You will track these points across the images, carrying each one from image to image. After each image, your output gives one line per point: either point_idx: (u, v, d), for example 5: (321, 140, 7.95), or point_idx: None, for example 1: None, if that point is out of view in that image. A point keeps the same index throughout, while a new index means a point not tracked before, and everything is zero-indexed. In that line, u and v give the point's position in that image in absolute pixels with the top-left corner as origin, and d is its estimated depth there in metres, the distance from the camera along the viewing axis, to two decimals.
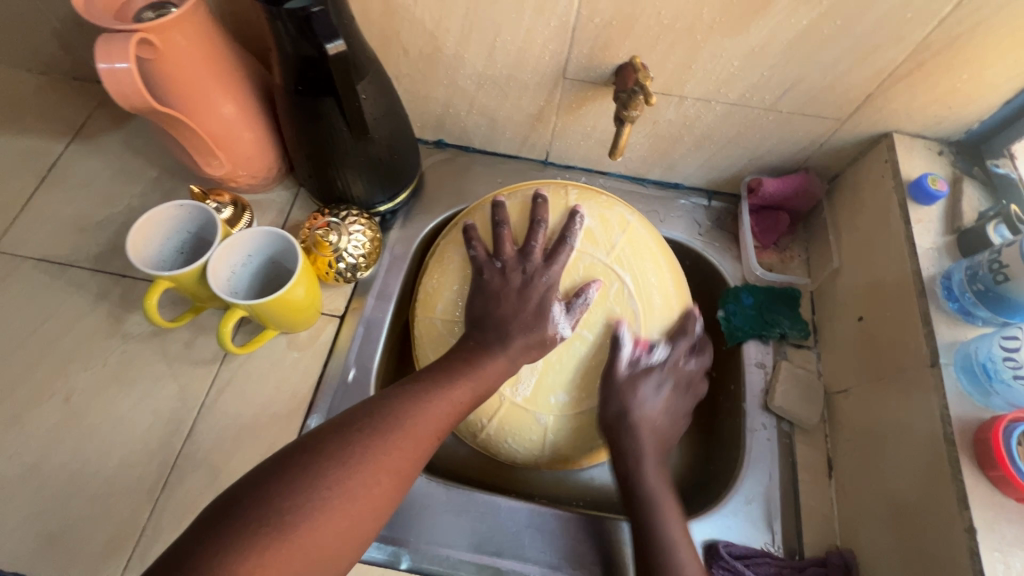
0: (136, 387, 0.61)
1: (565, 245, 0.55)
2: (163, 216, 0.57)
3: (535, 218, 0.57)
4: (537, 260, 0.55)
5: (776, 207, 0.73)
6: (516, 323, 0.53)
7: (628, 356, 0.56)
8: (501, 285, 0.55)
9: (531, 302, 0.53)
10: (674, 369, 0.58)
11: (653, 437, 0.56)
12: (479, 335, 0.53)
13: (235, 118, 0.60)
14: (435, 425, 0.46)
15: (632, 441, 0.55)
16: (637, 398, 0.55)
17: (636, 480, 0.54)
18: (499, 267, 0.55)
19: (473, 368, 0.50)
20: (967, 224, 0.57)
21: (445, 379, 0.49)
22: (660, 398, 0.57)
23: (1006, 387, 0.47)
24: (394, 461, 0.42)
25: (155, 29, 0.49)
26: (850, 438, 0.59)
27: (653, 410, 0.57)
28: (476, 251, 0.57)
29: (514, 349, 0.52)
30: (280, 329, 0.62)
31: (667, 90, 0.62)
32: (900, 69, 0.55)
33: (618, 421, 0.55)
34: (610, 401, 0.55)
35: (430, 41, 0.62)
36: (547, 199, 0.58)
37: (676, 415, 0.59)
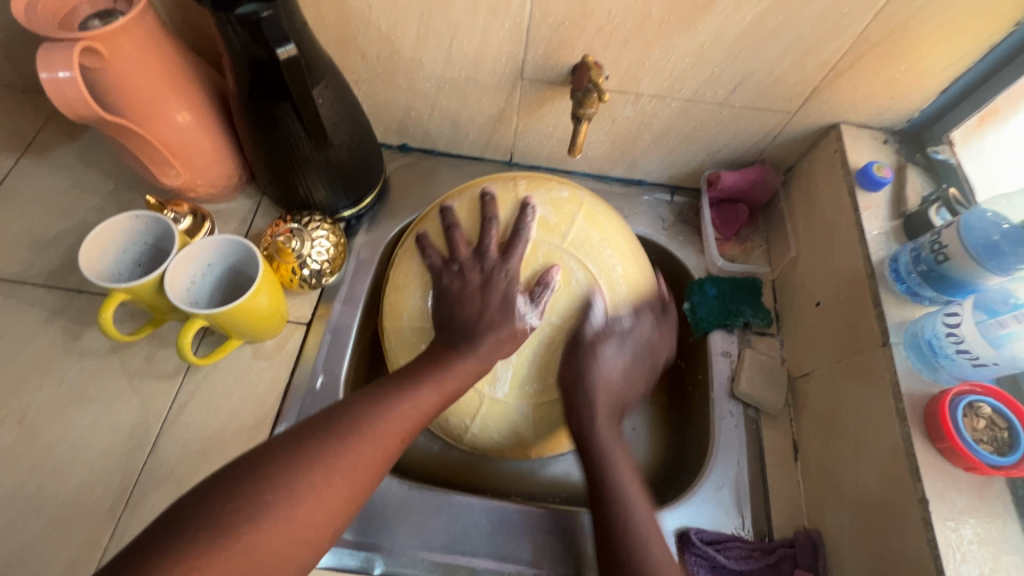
0: (96, 404, 0.59)
1: (519, 239, 0.55)
2: (117, 228, 0.56)
3: (486, 216, 0.57)
4: (493, 257, 0.55)
5: (735, 200, 0.75)
6: (481, 322, 0.53)
7: (599, 317, 0.56)
8: (461, 288, 0.55)
9: (494, 300, 0.54)
10: (632, 336, 0.58)
11: (608, 401, 0.56)
12: (444, 339, 0.53)
13: (191, 126, 0.59)
14: (399, 431, 0.45)
15: (588, 408, 0.55)
16: (598, 365, 0.55)
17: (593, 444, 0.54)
18: (457, 271, 0.56)
19: (441, 369, 0.50)
20: (912, 209, 0.59)
21: (411, 382, 0.48)
22: (619, 359, 0.57)
23: (951, 362, 0.48)
24: (350, 466, 0.41)
25: (102, 36, 0.48)
26: (813, 420, 0.61)
27: (612, 374, 0.57)
28: (432, 258, 0.58)
29: (484, 348, 0.52)
30: (244, 338, 0.61)
31: (622, 87, 0.63)
32: (842, 61, 0.58)
33: (574, 394, 0.55)
34: (572, 366, 0.56)
35: (387, 44, 0.62)
36: (495, 195, 0.59)
37: (631, 380, 0.60)
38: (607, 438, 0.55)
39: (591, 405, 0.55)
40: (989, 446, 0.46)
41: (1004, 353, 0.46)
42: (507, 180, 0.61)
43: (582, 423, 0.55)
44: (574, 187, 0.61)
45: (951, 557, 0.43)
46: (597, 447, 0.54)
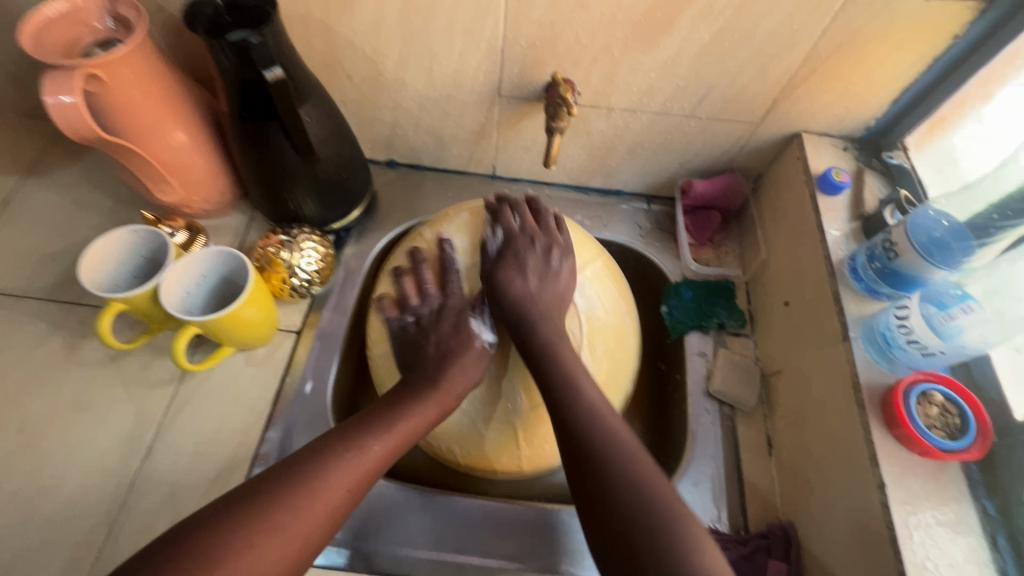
0: (93, 411, 0.62)
1: (450, 271, 0.61)
2: (115, 242, 0.59)
3: (415, 259, 0.62)
4: (436, 293, 0.60)
5: (708, 207, 0.78)
6: (443, 356, 0.57)
7: (498, 244, 0.62)
8: (421, 331, 0.59)
9: (449, 326, 0.58)
10: (526, 240, 0.62)
11: (545, 310, 0.58)
12: (410, 378, 0.56)
13: (185, 144, 0.62)
14: (353, 482, 0.46)
15: (525, 317, 0.56)
16: (509, 272, 0.59)
17: (562, 395, 0.51)
18: (411, 318, 0.60)
19: (395, 418, 0.52)
20: (869, 211, 0.63)
21: (361, 431, 0.50)
22: (534, 274, 0.59)
23: (903, 352, 0.51)
24: (291, 534, 0.42)
25: (103, 63, 0.52)
26: (784, 415, 0.63)
27: (533, 290, 0.58)
28: (387, 312, 0.61)
29: (448, 377, 0.55)
30: (237, 346, 0.64)
31: (594, 102, 0.67)
32: (797, 74, 0.61)
33: (506, 309, 0.58)
34: (497, 293, 0.58)
35: (372, 66, 0.66)
36: (422, 236, 0.64)
37: (554, 280, 0.60)
38: (551, 335, 0.55)
39: (526, 315, 0.57)
40: (941, 432, 0.49)
41: (951, 343, 0.49)
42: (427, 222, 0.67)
43: (524, 334, 0.56)
44: (491, 203, 0.67)
45: (908, 539, 0.45)
46: (546, 342, 0.55)
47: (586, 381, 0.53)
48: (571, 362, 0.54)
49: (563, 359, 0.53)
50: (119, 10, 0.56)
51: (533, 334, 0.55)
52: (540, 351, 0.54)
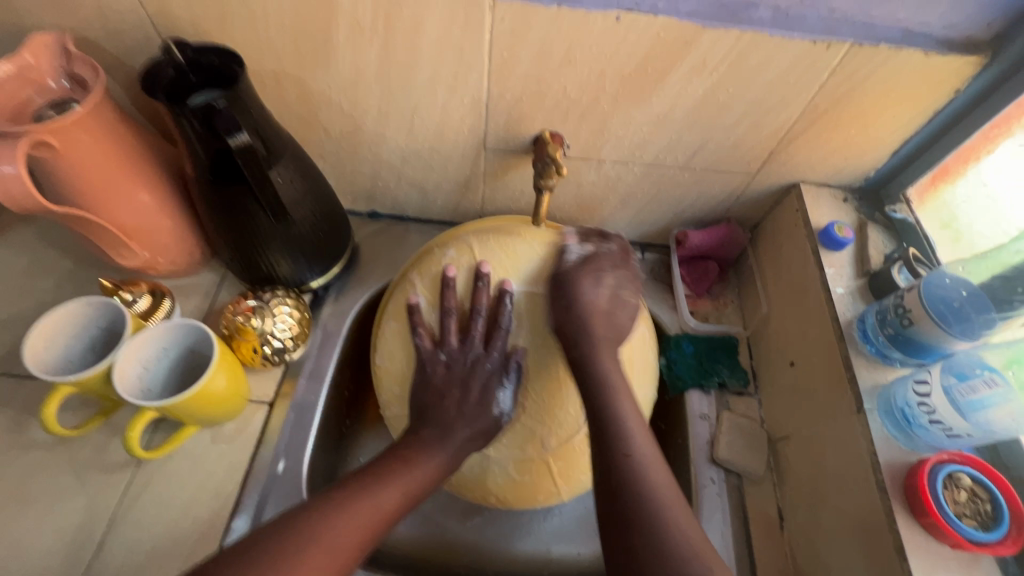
0: (39, 502, 0.56)
1: (501, 330, 0.54)
2: (67, 315, 0.54)
3: (474, 307, 0.54)
4: (478, 346, 0.54)
5: (705, 257, 0.75)
6: (457, 417, 0.52)
7: (578, 256, 0.56)
8: (445, 378, 0.54)
9: (475, 391, 0.53)
10: (609, 257, 0.57)
11: (607, 330, 0.53)
12: (421, 431, 0.52)
13: (148, 206, 0.58)
14: (366, 530, 0.44)
15: (586, 334, 0.51)
16: (586, 283, 0.54)
17: (601, 394, 0.48)
18: (444, 361, 0.54)
19: (406, 467, 0.49)
20: (875, 267, 0.60)
21: (375, 481, 0.47)
22: (605, 289, 0.55)
23: (925, 431, 0.47)
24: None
25: (53, 129, 0.48)
26: (796, 486, 0.59)
27: (601, 304, 0.54)
28: (421, 340, 0.55)
29: (457, 443, 0.52)
30: (202, 423, 0.58)
31: (585, 155, 0.64)
32: (795, 127, 0.59)
33: (568, 318, 0.52)
34: (559, 310, 0.53)
35: (350, 120, 0.62)
36: (489, 277, 0.54)
37: (623, 307, 0.55)
38: (627, 405, 0.48)
39: (587, 335, 0.51)
40: (973, 521, 0.45)
41: (975, 424, 0.46)
42: (466, 247, 0.57)
43: (584, 360, 0.50)
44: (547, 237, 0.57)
45: None
46: (615, 409, 0.48)
47: (643, 439, 0.46)
48: (639, 440, 0.46)
49: (626, 428, 0.46)
50: (74, 69, 0.52)
51: (596, 380, 0.49)
52: (609, 418, 0.47)
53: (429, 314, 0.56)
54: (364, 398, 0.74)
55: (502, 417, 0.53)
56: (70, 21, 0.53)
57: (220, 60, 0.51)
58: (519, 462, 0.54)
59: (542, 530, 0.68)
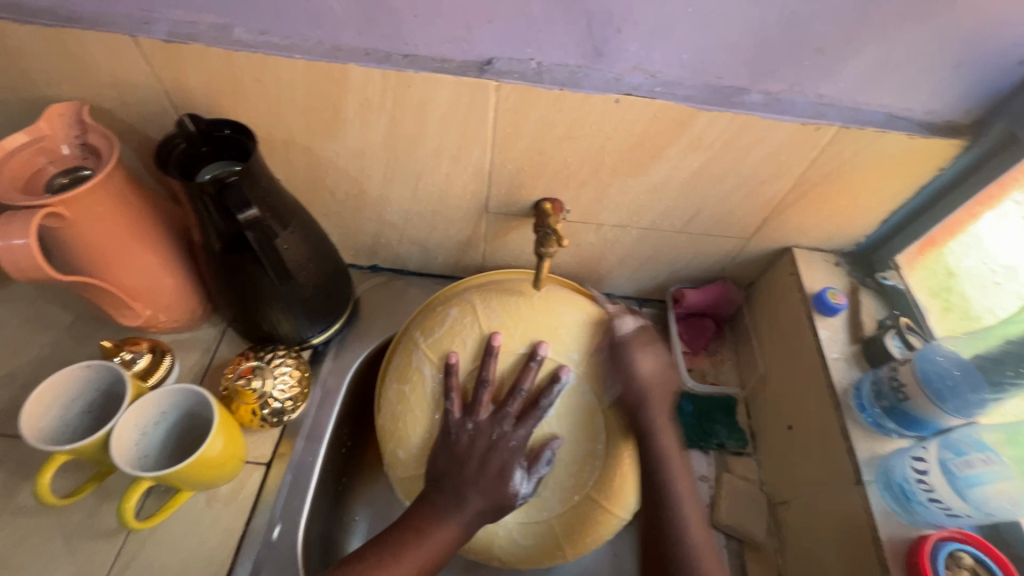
0: (25, 572, 0.54)
1: (537, 411, 0.53)
2: (67, 379, 0.54)
3: (518, 385, 0.53)
4: (508, 423, 0.53)
5: (701, 314, 0.76)
6: (472, 487, 0.52)
7: (627, 329, 0.57)
8: (468, 448, 0.53)
9: (492, 467, 0.53)
10: (650, 333, 0.59)
11: (661, 400, 0.56)
12: (435, 498, 0.53)
13: (153, 268, 0.58)
14: None
15: (644, 404, 0.55)
16: (637, 359, 0.56)
17: (651, 444, 0.54)
18: (471, 430, 0.53)
19: (422, 539, 0.51)
20: (869, 333, 0.61)
21: (391, 558, 0.49)
22: (656, 358, 0.57)
23: (924, 508, 0.47)
24: None
25: (65, 201, 0.48)
26: (797, 553, 0.58)
27: (648, 377, 0.56)
28: (453, 406, 0.54)
29: (470, 513, 0.52)
30: (197, 488, 0.57)
31: (583, 219, 0.66)
32: (787, 197, 0.61)
33: (640, 395, 0.55)
34: (619, 381, 0.55)
35: (355, 184, 0.64)
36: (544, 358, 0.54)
37: (669, 373, 0.58)
38: (666, 442, 0.54)
39: (643, 408, 0.55)
40: None
41: (971, 503, 0.46)
42: (469, 307, 0.57)
43: (641, 421, 0.54)
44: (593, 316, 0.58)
45: None
46: (659, 450, 0.54)
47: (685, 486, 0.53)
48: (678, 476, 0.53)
49: (671, 470, 0.53)
50: (88, 139, 0.53)
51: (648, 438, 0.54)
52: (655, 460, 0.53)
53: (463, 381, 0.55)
54: (362, 451, 0.74)
55: (517, 498, 0.53)
56: (87, 93, 0.54)
57: (231, 131, 0.52)
58: (525, 525, 0.55)
59: None
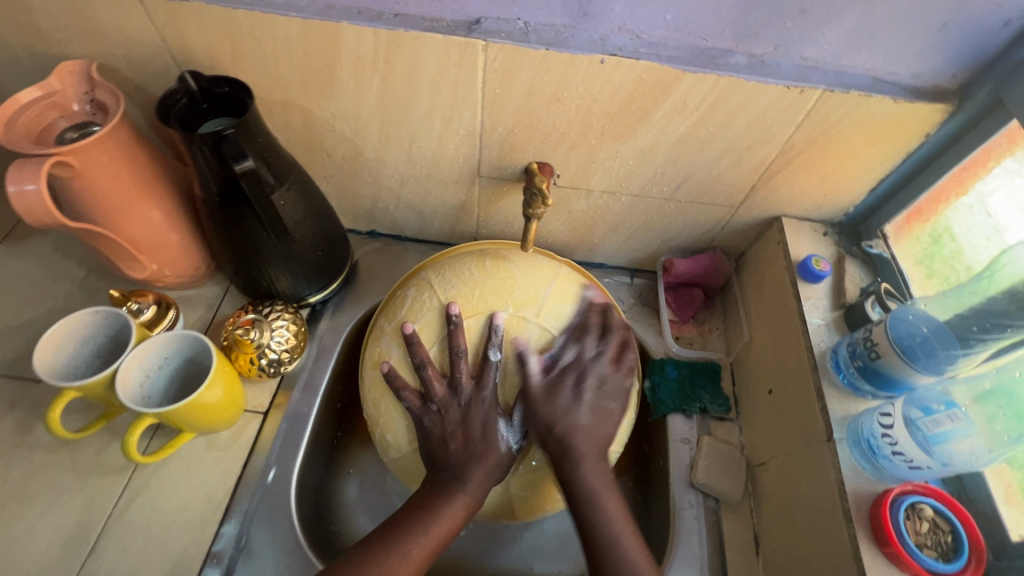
0: (38, 502, 0.58)
1: (489, 366, 0.54)
2: (76, 324, 0.57)
3: (452, 348, 0.54)
4: (467, 389, 0.55)
5: (690, 284, 0.78)
6: (466, 457, 0.54)
7: (566, 361, 0.55)
8: (443, 426, 0.55)
9: (475, 431, 0.54)
10: (592, 365, 0.56)
11: (590, 441, 0.54)
12: (438, 478, 0.54)
13: (159, 222, 0.61)
14: None
15: (573, 446, 0.53)
16: (564, 403, 0.54)
17: (577, 478, 0.53)
18: (437, 410, 0.55)
19: (431, 517, 0.53)
20: (851, 300, 0.62)
21: (398, 539, 0.52)
22: (587, 403, 0.55)
23: (889, 462, 0.49)
24: None
25: (74, 151, 0.51)
26: (770, 510, 0.60)
27: (583, 424, 0.54)
28: (409, 401, 0.55)
29: (475, 483, 0.54)
30: (198, 431, 0.61)
31: (574, 184, 0.67)
32: (775, 163, 0.62)
33: (560, 437, 0.53)
34: (534, 423, 0.54)
35: (351, 146, 0.66)
36: (459, 317, 0.55)
37: (609, 415, 0.56)
38: (595, 476, 0.53)
39: (572, 448, 0.53)
40: (933, 552, 0.47)
41: (936, 457, 0.47)
42: (425, 285, 0.59)
43: (566, 469, 0.53)
44: (529, 264, 0.59)
45: None
46: (590, 487, 0.53)
47: (610, 500, 0.54)
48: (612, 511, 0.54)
49: (603, 509, 0.53)
50: (97, 95, 0.56)
51: (576, 472, 0.53)
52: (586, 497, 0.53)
53: (408, 375, 0.56)
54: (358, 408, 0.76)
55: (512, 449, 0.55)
56: (96, 51, 0.57)
57: (231, 89, 0.55)
58: (525, 476, 0.56)
59: (523, 547, 0.70)
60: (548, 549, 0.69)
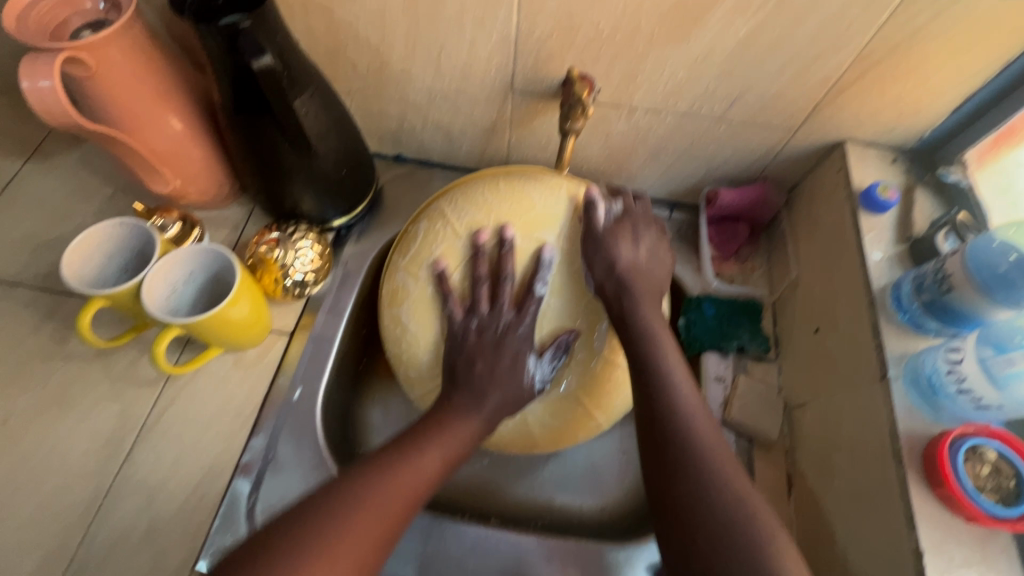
0: (76, 408, 0.60)
1: (533, 297, 0.53)
2: (103, 234, 0.57)
3: (503, 273, 0.53)
4: (508, 314, 0.53)
5: (735, 217, 0.72)
6: (490, 381, 0.52)
7: (614, 213, 0.56)
8: (477, 345, 0.53)
9: (505, 356, 0.52)
10: (640, 216, 0.58)
11: (646, 285, 0.55)
12: (456, 395, 0.52)
13: (179, 133, 0.59)
14: (410, 495, 0.45)
15: (629, 288, 0.53)
16: (618, 244, 0.54)
17: (633, 318, 0.52)
18: (476, 328, 0.53)
19: (444, 433, 0.50)
20: (919, 233, 0.56)
21: (413, 447, 0.48)
22: (642, 248, 0.56)
23: (951, 402, 0.45)
24: (358, 542, 0.41)
25: (88, 46, 0.49)
26: (808, 451, 0.57)
27: (639, 263, 0.55)
28: (453, 311, 0.54)
29: (491, 409, 0.52)
30: (225, 347, 0.61)
31: (615, 101, 0.62)
32: (846, 75, 0.55)
33: (612, 278, 0.53)
34: (595, 261, 0.54)
35: (376, 55, 0.61)
36: (512, 241, 0.53)
37: (659, 262, 0.57)
38: (651, 314, 0.53)
39: (630, 288, 0.53)
40: (992, 496, 0.43)
41: (1008, 396, 0.44)
42: (436, 216, 0.57)
43: (622, 304, 0.53)
44: (547, 187, 0.55)
45: None
46: (643, 322, 0.52)
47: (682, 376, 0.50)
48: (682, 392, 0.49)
49: (655, 339, 0.51)
50: None
51: (632, 308, 0.52)
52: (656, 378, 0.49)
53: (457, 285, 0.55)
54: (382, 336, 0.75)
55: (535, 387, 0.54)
56: None
57: None
58: (553, 405, 0.56)
59: (546, 477, 0.69)
60: (570, 479, 0.69)
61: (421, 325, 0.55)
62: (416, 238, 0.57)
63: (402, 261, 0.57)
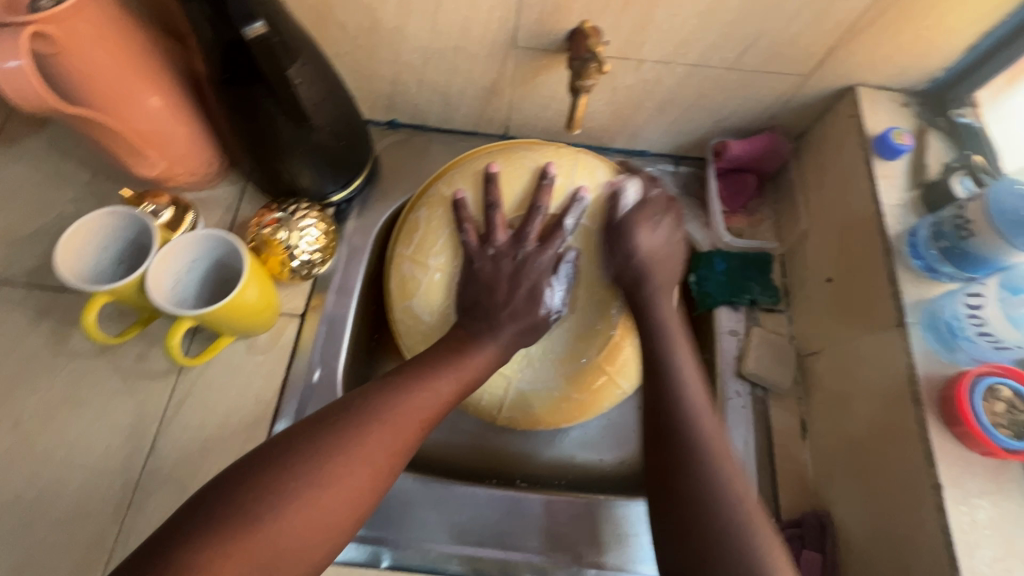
0: (90, 407, 0.58)
1: (559, 232, 0.54)
2: (94, 226, 0.53)
3: (535, 204, 0.54)
4: (530, 245, 0.54)
5: (743, 169, 0.71)
6: (505, 311, 0.52)
7: (629, 201, 0.57)
8: (494, 273, 0.53)
9: (524, 288, 0.53)
10: (658, 205, 0.58)
11: (663, 273, 0.56)
12: (469, 324, 0.52)
13: (162, 110, 0.55)
14: (422, 418, 0.46)
15: (644, 285, 0.54)
16: (639, 235, 0.55)
17: (664, 360, 0.50)
18: (492, 255, 0.54)
19: (462, 356, 0.50)
20: (932, 177, 0.56)
21: (430, 370, 0.48)
22: (660, 235, 0.56)
23: (970, 343, 0.48)
24: (369, 455, 0.41)
25: (53, 18, 0.44)
26: (822, 398, 0.59)
27: (652, 247, 0.55)
28: (469, 237, 0.54)
29: (505, 336, 0.52)
30: (237, 334, 0.59)
31: (623, 54, 0.59)
32: (863, 17, 0.53)
33: (627, 268, 0.54)
34: (615, 251, 0.55)
35: (368, 14, 0.57)
36: (553, 177, 0.55)
37: (675, 240, 0.58)
38: (683, 357, 0.50)
39: (664, 332, 0.52)
40: (1007, 431, 0.46)
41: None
42: (435, 201, 0.58)
43: (642, 318, 0.53)
44: (552, 151, 0.58)
45: (965, 541, 0.43)
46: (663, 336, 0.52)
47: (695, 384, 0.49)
48: (696, 407, 0.47)
49: (675, 363, 0.50)
50: None
51: (666, 353, 0.51)
52: (670, 374, 0.49)
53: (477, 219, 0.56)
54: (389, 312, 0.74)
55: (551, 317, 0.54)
56: None
57: None
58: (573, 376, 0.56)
59: (566, 437, 0.71)
60: (589, 436, 0.71)
61: (439, 263, 0.56)
62: (418, 215, 0.58)
63: (416, 215, 0.58)
